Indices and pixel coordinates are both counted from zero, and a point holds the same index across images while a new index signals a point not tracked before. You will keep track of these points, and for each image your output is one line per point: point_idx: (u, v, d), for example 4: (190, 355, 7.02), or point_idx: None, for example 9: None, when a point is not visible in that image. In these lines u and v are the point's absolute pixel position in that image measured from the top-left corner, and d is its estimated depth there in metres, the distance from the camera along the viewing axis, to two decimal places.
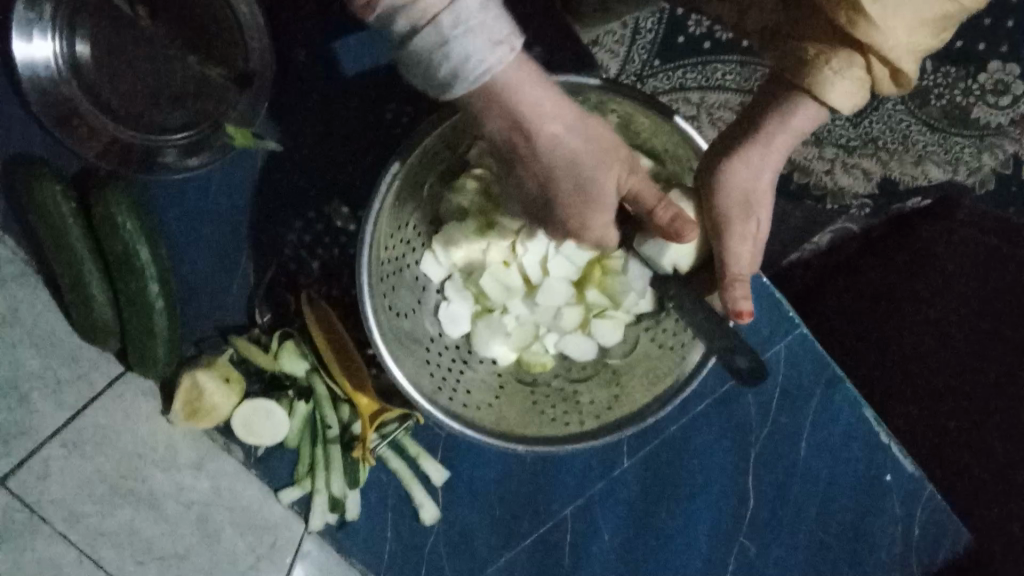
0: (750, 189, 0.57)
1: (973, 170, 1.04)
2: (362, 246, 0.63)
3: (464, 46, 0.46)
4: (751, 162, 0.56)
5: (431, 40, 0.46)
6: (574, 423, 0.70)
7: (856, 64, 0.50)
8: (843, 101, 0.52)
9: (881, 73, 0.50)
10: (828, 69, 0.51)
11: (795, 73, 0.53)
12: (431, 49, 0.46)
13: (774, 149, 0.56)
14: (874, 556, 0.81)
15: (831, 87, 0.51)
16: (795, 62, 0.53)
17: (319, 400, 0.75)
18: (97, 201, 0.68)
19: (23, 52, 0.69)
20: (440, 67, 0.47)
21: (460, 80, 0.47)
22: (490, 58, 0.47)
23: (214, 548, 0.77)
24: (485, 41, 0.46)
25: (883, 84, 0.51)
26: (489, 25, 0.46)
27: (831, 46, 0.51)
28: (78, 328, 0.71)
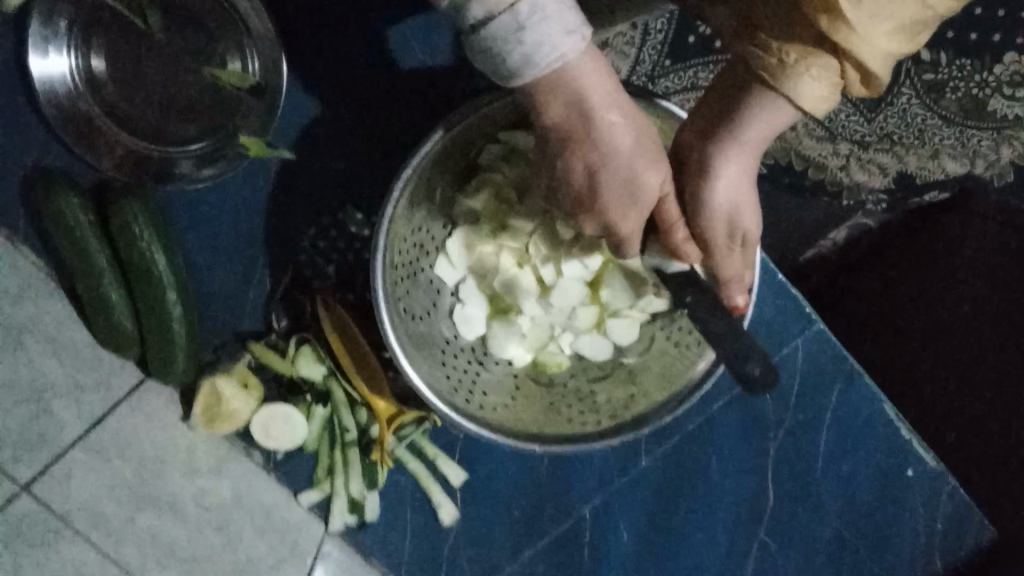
0: (732, 202, 0.56)
1: (991, 163, 1.03)
2: (376, 249, 0.64)
3: (538, 34, 0.46)
4: (731, 174, 0.55)
5: (508, 27, 0.46)
6: (590, 423, 0.70)
7: (831, 67, 0.48)
8: (817, 103, 0.50)
9: (853, 76, 0.48)
10: (805, 75, 0.48)
11: (771, 75, 0.50)
12: (506, 36, 0.46)
13: (748, 152, 0.54)
14: (896, 553, 0.81)
15: (806, 92, 0.49)
16: (773, 64, 0.49)
17: (337, 404, 0.76)
18: (115, 211, 0.69)
19: (41, 68, 0.70)
20: (511, 52, 0.47)
21: (531, 66, 0.47)
22: (561, 47, 0.47)
23: (236, 550, 0.78)
24: (558, 32, 0.46)
25: (855, 86, 0.49)
26: (562, 14, 0.46)
27: (809, 50, 0.48)
28: (99, 337, 0.72)
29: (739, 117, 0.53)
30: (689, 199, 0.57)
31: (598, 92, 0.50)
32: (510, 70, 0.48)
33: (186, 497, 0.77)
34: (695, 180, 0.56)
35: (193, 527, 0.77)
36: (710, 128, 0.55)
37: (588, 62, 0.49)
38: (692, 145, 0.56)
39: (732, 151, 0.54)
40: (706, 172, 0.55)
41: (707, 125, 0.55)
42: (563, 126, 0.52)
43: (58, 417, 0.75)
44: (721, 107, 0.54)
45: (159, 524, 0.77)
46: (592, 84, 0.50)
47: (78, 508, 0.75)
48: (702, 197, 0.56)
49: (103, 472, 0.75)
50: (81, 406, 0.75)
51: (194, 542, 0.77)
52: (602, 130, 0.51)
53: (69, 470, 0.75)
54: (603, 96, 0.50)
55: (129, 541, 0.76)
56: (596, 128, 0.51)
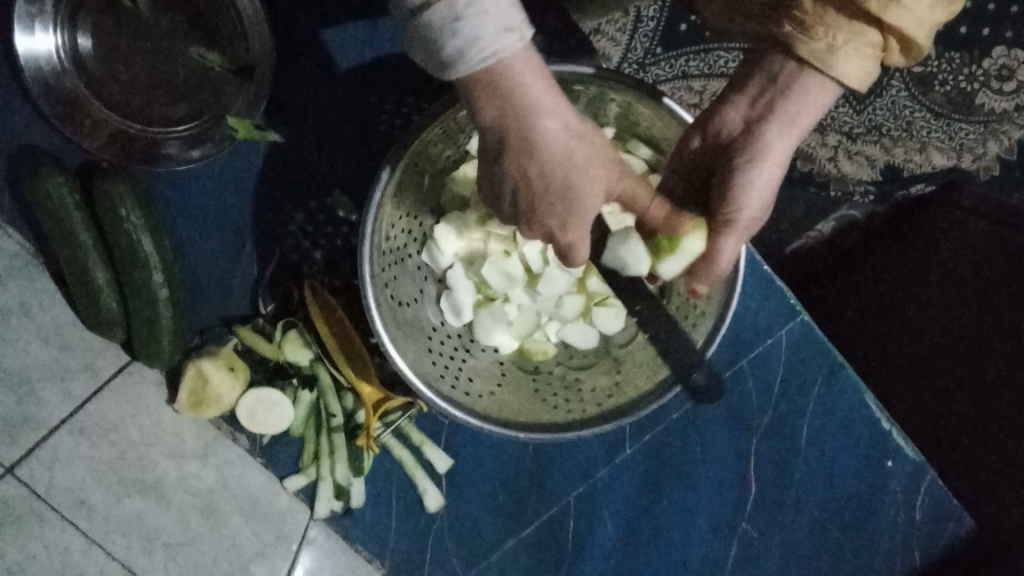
0: (769, 183, 0.58)
1: (978, 156, 1.04)
2: (363, 235, 0.64)
3: (474, 27, 0.45)
4: (773, 154, 0.57)
5: (443, 19, 0.45)
6: (573, 411, 0.70)
7: (875, 44, 0.51)
8: (863, 81, 0.53)
9: (896, 48, 0.51)
10: (853, 53, 0.51)
11: (818, 59, 0.52)
12: (441, 27, 0.45)
13: (791, 135, 0.57)
14: (875, 542, 0.82)
15: (855, 68, 0.52)
16: (821, 48, 0.52)
17: (324, 389, 0.76)
18: (101, 193, 0.68)
19: (26, 45, 0.69)
20: (444, 45, 0.46)
21: (465, 60, 0.47)
22: (497, 43, 0.46)
23: (222, 534, 0.78)
24: (496, 28, 0.46)
25: (894, 57, 0.52)
26: (502, 8, 0.46)
27: (857, 29, 0.50)
28: (84, 320, 0.72)
29: (789, 100, 0.55)
30: (725, 182, 0.58)
31: (535, 97, 0.49)
32: (445, 65, 0.47)
33: (171, 481, 0.77)
34: (736, 162, 0.58)
35: (179, 510, 0.77)
36: (753, 110, 0.57)
37: (523, 63, 0.48)
38: (733, 128, 0.58)
39: (778, 133, 0.57)
40: (751, 157, 0.57)
41: (748, 109, 0.58)
42: (498, 127, 0.51)
43: (45, 400, 0.74)
44: (760, 92, 0.57)
45: (144, 508, 0.76)
46: (531, 82, 0.49)
47: (64, 491, 0.74)
48: (741, 178, 0.58)
49: (88, 456, 0.75)
50: (67, 390, 0.75)
51: (179, 526, 0.77)
52: (537, 134, 0.50)
53: (55, 454, 0.75)
54: (540, 97, 0.49)
55: (114, 526, 0.76)
56: (532, 133, 0.51)
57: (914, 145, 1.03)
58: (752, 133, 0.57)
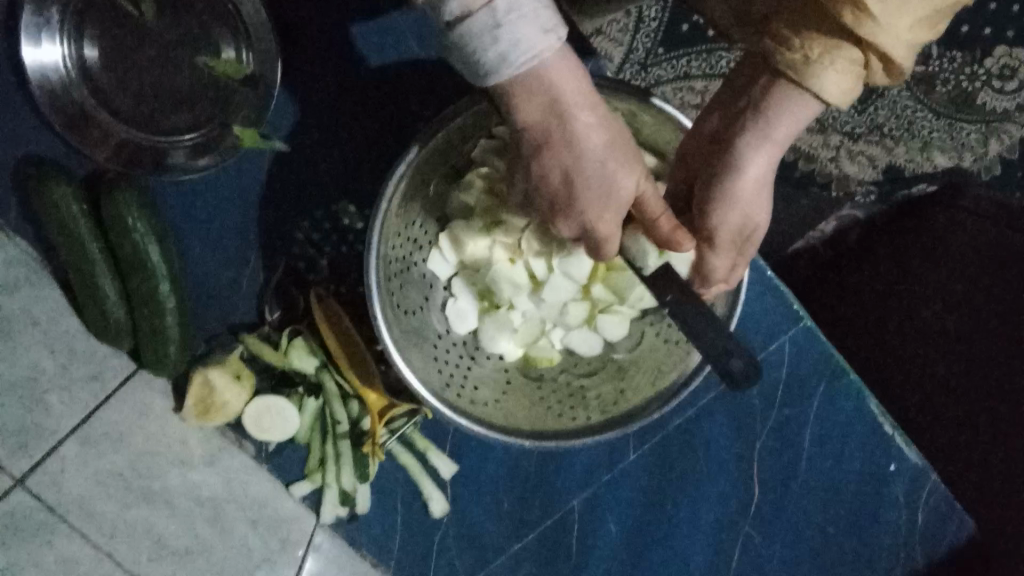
0: (750, 196, 0.58)
1: (979, 156, 1.04)
2: (370, 247, 0.64)
3: (514, 33, 0.47)
4: (749, 167, 0.57)
5: (483, 25, 0.47)
6: (579, 419, 0.71)
7: (856, 60, 0.50)
8: (843, 95, 0.52)
9: (877, 67, 0.51)
10: (829, 67, 0.51)
11: (793, 71, 0.52)
12: (481, 33, 0.47)
13: (767, 151, 0.57)
14: (878, 546, 0.82)
15: (831, 84, 0.51)
16: (796, 60, 0.52)
17: (329, 396, 0.76)
18: (108, 202, 0.68)
19: (33, 57, 0.69)
20: (485, 50, 0.48)
21: (506, 64, 0.48)
22: (535, 47, 0.48)
23: (229, 540, 0.79)
24: (534, 33, 0.48)
25: (876, 76, 0.51)
26: (539, 14, 0.48)
27: (835, 42, 0.50)
28: (91, 327, 0.72)
29: (765, 112, 0.55)
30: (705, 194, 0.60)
31: (574, 94, 0.51)
32: (486, 70, 0.49)
33: (178, 488, 0.78)
34: (715, 176, 0.58)
35: (186, 517, 0.78)
36: (727, 124, 0.58)
37: (563, 65, 0.50)
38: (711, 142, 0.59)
39: (754, 148, 0.57)
40: (732, 169, 0.57)
41: (725, 122, 0.58)
42: (540, 124, 0.53)
43: (52, 411, 0.76)
44: (740, 103, 0.57)
45: (151, 515, 0.77)
46: (569, 82, 0.51)
47: (71, 501, 0.76)
48: (720, 190, 0.58)
49: (96, 464, 0.76)
50: (75, 400, 0.76)
51: (186, 533, 0.78)
52: (575, 131, 0.53)
53: (63, 464, 0.76)
54: (578, 97, 0.52)
55: (121, 535, 0.77)
56: (570, 129, 0.53)
57: (915, 145, 1.03)
58: (730, 144, 0.57)
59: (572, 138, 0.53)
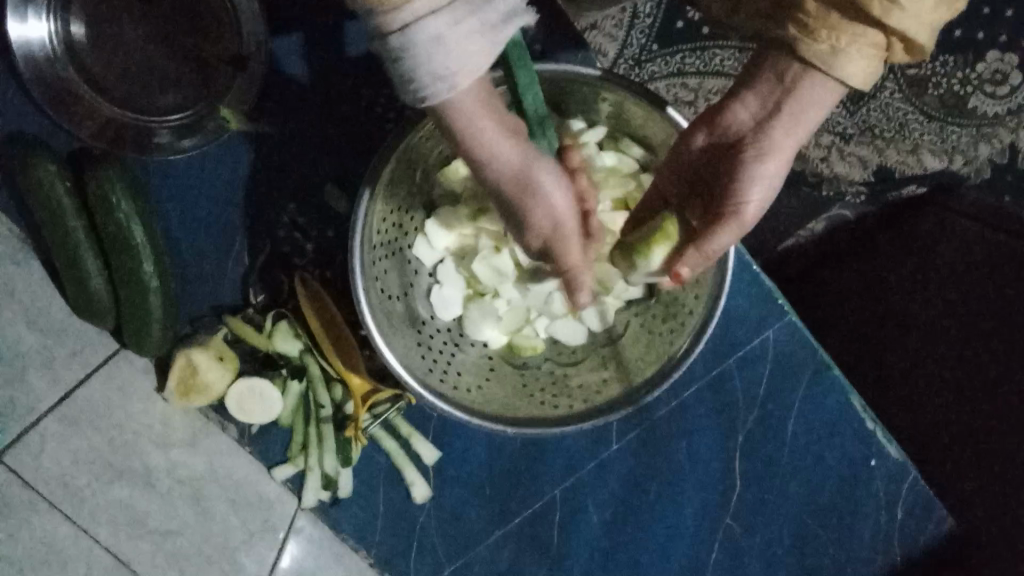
0: (773, 185, 0.59)
1: (969, 160, 1.04)
2: (354, 228, 0.64)
3: (451, 50, 0.44)
4: (780, 154, 0.58)
5: (421, 42, 0.43)
6: (562, 406, 0.71)
7: (877, 44, 0.51)
8: (867, 80, 0.53)
9: (898, 48, 0.51)
10: (855, 53, 0.51)
11: (820, 60, 0.52)
12: (417, 51, 0.43)
13: (794, 137, 0.57)
14: (858, 543, 0.83)
15: (857, 69, 0.52)
16: (824, 50, 0.52)
17: (312, 379, 0.76)
18: (93, 181, 0.68)
19: (18, 32, 0.69)
20: (420, 68, 0.44)
21: (440, 82, 0.45)
22: (469, 67, 0.45)
23: (210, 521, 0.79)
24: (470, 52, 0.44)
25: (897, 58, 0.52)
26: (477, 31, 0.44)
27: (859, 29, 0.50)
28: (75, 307, 0.72)
29: (797, 101, 0.55)
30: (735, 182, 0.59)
31: (480, 121, 0.51)
32: (420, 89, 0.46)
33: (159, 467, 0.78)
34: (743, 164, 0.58)
35: (167, 497, 0.78)
36: (758, 111, 0.57)
37: (473, 96, 0.49)
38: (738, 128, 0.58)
39: (782, 136, 0.57)
40: (759, 158, 0.58)
41: (756, 108, 0.57)
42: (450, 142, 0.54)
43: (33, 386, 0.74)
44: (766, 93, 0.57)
45: (132, 494, 0.77)
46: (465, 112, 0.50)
47: (53, 477, 0.75)
48: (755, 178, 0.58)
49: (76, 441, 0.75)
50: (56, 377, 0.75)
51: (166, 513, 0.78)
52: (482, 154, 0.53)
53: (42, 441, 0.74)
54: (482, 123, 0.51)
55: (103, 513, 0.76)
56: (479, 152, 0.53)
57: (905, 148, 1.03)
58: (760, 134, 0.57)
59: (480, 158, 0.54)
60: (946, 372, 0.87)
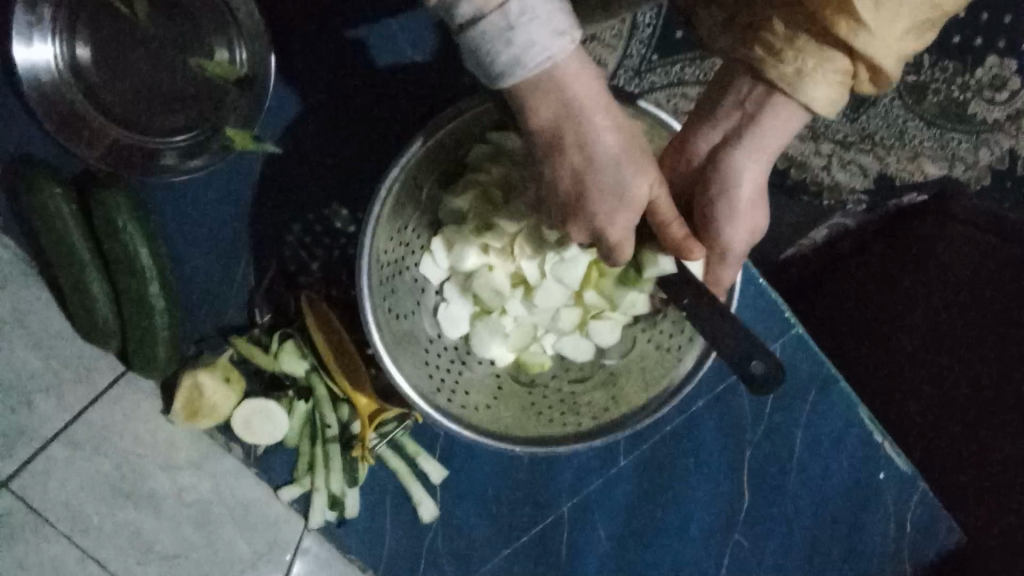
0: (748, 211, 0.59)
1: (970, 166, 1.04)
2: (362, 249, 0.64)
3: (528, 34, 0.46)
4: (750, 178, 0.58)
5: (497, 28, 0.45)
6: (569, 425, 0.71)
7: (842, 69, 0.51)
8: (829, 104, 0.53)
9: (864, 77, 0.51)
10: (815, 78, 0.51)
11: (778, 81, 0.53)
12: (496, 36, 0.46)
13: (762, 160, 0.57)
14: (867, 554, 0.83)
15: (818, 93, 0.52)
16: (788, 73, 0.52)
17: (319, 400, 0.75)
18: (97, 203, 0.68)
19: (24, 57, 0.68)
20: (500, 54, 0.46)
21: (521, 67, 0.47)
22: (547, 48, 0.47)
23: (216, 545, 0.79)
24: (548, 34, 0.46)
25: (863, 85, 0.52)
26: (554, 15, 0.46)
27: (823, 51, 0.50)
28: (80, 329, 0.72)
29: (755, 127, 0.56)
30: (707, 208, 0.59)
31: (589, 97, 0.50)
32: (501, 73, 0.48)
33: (166, 491, 0.77)
34: (713, 192, 0.59)
35: (173, 521, 0.78)
36: (719, 140, 0.58)
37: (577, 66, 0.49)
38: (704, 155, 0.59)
39: (747, 162, 0.57)
40: (728, 186, 0.58)
41: (721, 135, 0.58)
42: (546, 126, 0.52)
43: (38, 410, 0.75)
44: (726, 119, 0.57)
45: (138, 519, 0.77)
46: (580, 84, 0.49)
47: (57, 503, 0.75)
48: (725, 205, 0.58)
49: (83, 466, 0.76)
50: (61, 401, 0.75)
51: (173, 538, 0.78)
52: (588, 136, 0.51)
53: (49, 465, 0.75)
54: (591, 100, 0.50)
55: (108, 538, 0.76)
56: (584, 133, 0.51)
57: (906, 154, 1.03)
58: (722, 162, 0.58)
59: (585, 142, 0.52)
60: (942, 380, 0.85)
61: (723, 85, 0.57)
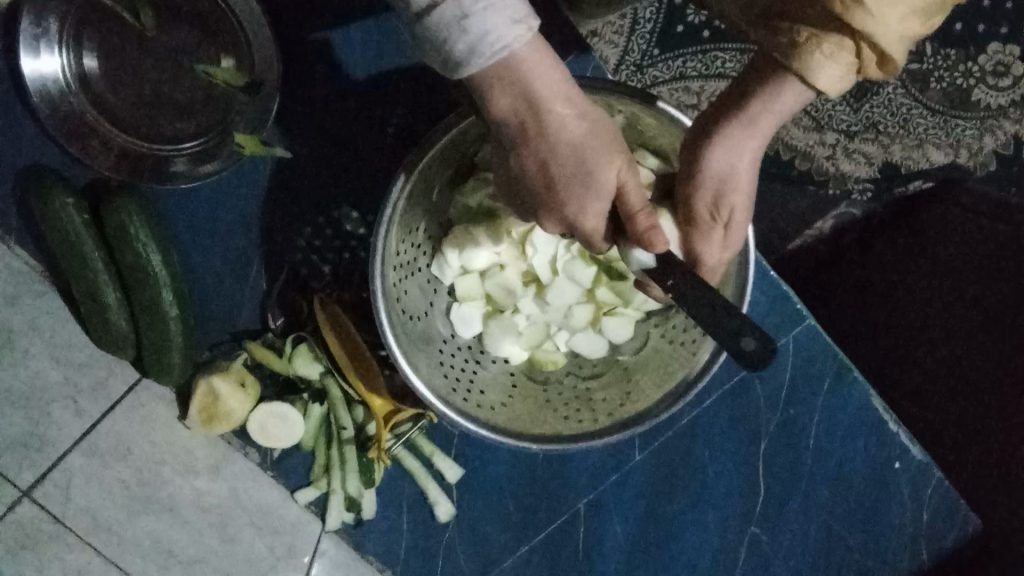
0: (725, 173, 0.57)
1: (974, 153, 1.04)
2: (375, 249, 0.64)
3: (483, 22, 0.45)
4: (735, 147, 0.56)
5: (451, 15, 0.45)
6: (586, 420, 0.71)
7: (846, 48, 0.50)
8: (833, 84, 0.51)
9: (869, 57, 0.50)
10: (818, 53, 0.50)
11: (783, 54, 0.52)
12: (450, 24, 0.45)
13: (753, 136, 0.56)
14: (884, 544, 0.82)
15: (822, 71, 0.50)
16: (785, 44, 0.51)
17: (334, 401, 0.76)
18: (110, 211, 0.68)
19: (32, 67, 0.69)
20: (456, 41, 0.45)
21: (477, 55, 0.46)
22: (501, 38, 0.46)
23: (236, 548, 0.79)
24: (498, 27, 0.45)
25: (869, 71, 0.51)
26: (507, 2, 0.45)
27: (821, 29, 0.49)
28: (95, 338, 0.72)
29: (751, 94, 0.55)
30: (685, 168, 0.59)
31: (550, 87, 0.49)
32: (462, 63, 0.47)
33: (184, 497, 0.78)
34: (695, 146, 0.58)
35: (193, 526, 0.78)
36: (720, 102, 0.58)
37: (536, 53, 0.48)
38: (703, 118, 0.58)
39: (736, 125, 0.56)
40: (709, 141, 0.57)
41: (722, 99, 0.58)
42: (513, 110, 0.51)
43: (57, 420, 0.76)
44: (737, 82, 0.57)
45: (159, 524, 0.77)
46: (542, 73, 0.49)
47: (77, 510, 0.76)
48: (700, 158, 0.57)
49: (102, 474, 0.76)
50: (79, 410, 0.76)
51: (193, 542, 0.78)
52: (553, 119, 0.50)
53: (69, 475, 0.76)
54: (554, 81, 0.49)
55: (130, 544, 0.77)
56: (550, 116, 0.50)
57: (910, 143, 1.03)
58: (717, 122, 0.57)
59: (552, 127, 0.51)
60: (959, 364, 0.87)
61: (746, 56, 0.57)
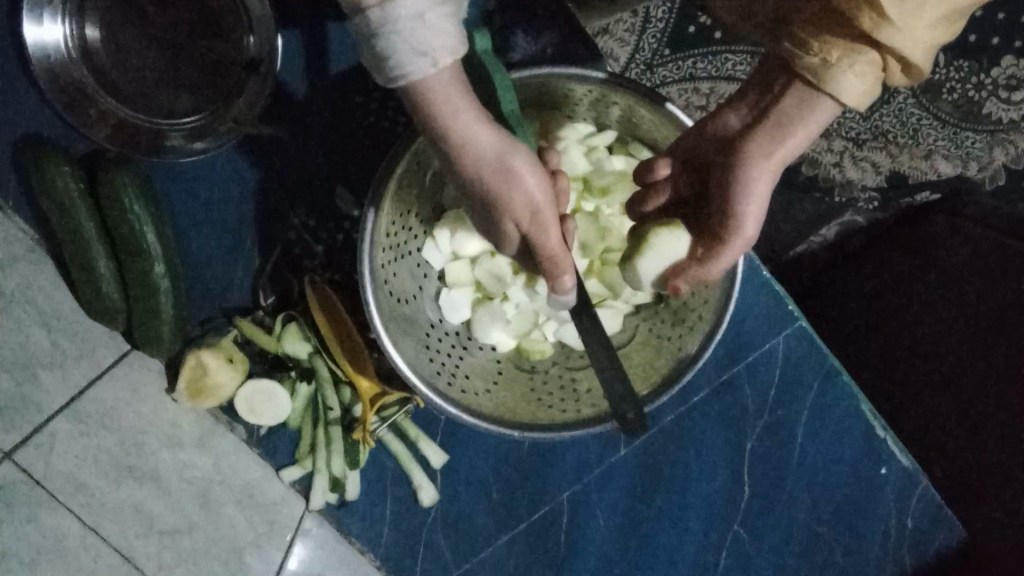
0: (761, 193, 0.58)
1: (984, 165, 0.99)
2: (364, 227, 0.65)
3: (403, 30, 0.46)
4: (769, 164, 0.58)
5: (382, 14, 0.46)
6: (569, 411, 0.70)
7: (870, 63, 0.53)
8: (859, 99, 0.54)
9: (894, 69, 0.53)
10: (847, 69, 0.53)
11: (814, 73, 0.54)
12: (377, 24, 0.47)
13: (781, 156, 0.58)
14: (869, 548, 0.82)
15: (850, 87, 0.53)
16: (816, 63, 0.54)
17: (321, 382, 0.76)
18: (106, 182, 0.69)
19: (35, 36, 0.71)
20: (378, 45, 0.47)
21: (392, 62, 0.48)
22: (446, 31, 0.47)
23: (218, 521, 0.79)
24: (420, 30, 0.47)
25: (894, 77, 0.54)
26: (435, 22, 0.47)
27: (851, 46, 0.52)
28: (87, 308, 0.73)
29: (787, 112, 0.57)
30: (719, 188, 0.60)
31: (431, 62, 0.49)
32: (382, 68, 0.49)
33: (168, 468, 0.79)
34: (729, 167, 0.59)
35: (175, 496, 0.79)
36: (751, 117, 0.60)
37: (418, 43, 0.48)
38: (727, 136, 0.60)
39: (772, 141, 0.58)
40: (743, 159, 0.58)
41: (745, 114, 0.60)
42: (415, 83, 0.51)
43: (44, 386, 0.76)
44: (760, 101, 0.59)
45: (142, 494, 0.78)
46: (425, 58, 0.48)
47: (59, 475, 0.76)
48: (735, 178, 0.58)
49: (85, 442, 0.77)
50: (66, 377, 0.77)
51: (174, 512, 0.79)
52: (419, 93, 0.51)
53: (53, 440, 0.76)
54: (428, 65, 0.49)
55: (109, 512, 0.77)
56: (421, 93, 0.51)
57: (918, 153, 0.99)
58: (746, 139, 0.58)
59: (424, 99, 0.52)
60: (961, 361, 0.85)
61: (769, 76, 0.59)
